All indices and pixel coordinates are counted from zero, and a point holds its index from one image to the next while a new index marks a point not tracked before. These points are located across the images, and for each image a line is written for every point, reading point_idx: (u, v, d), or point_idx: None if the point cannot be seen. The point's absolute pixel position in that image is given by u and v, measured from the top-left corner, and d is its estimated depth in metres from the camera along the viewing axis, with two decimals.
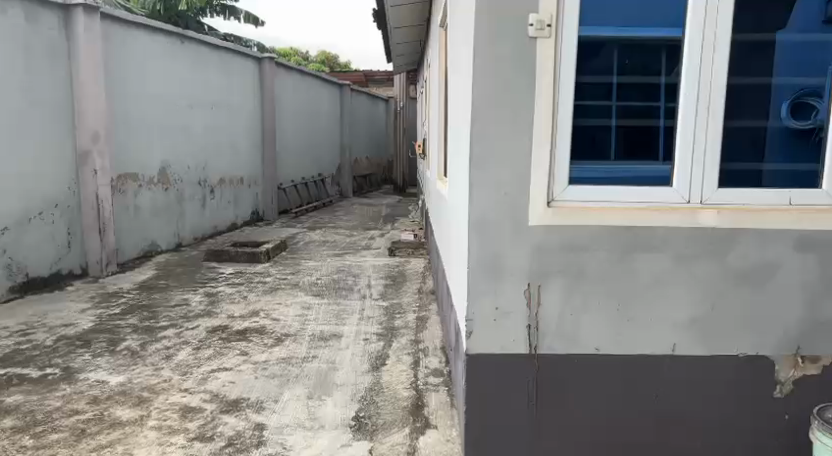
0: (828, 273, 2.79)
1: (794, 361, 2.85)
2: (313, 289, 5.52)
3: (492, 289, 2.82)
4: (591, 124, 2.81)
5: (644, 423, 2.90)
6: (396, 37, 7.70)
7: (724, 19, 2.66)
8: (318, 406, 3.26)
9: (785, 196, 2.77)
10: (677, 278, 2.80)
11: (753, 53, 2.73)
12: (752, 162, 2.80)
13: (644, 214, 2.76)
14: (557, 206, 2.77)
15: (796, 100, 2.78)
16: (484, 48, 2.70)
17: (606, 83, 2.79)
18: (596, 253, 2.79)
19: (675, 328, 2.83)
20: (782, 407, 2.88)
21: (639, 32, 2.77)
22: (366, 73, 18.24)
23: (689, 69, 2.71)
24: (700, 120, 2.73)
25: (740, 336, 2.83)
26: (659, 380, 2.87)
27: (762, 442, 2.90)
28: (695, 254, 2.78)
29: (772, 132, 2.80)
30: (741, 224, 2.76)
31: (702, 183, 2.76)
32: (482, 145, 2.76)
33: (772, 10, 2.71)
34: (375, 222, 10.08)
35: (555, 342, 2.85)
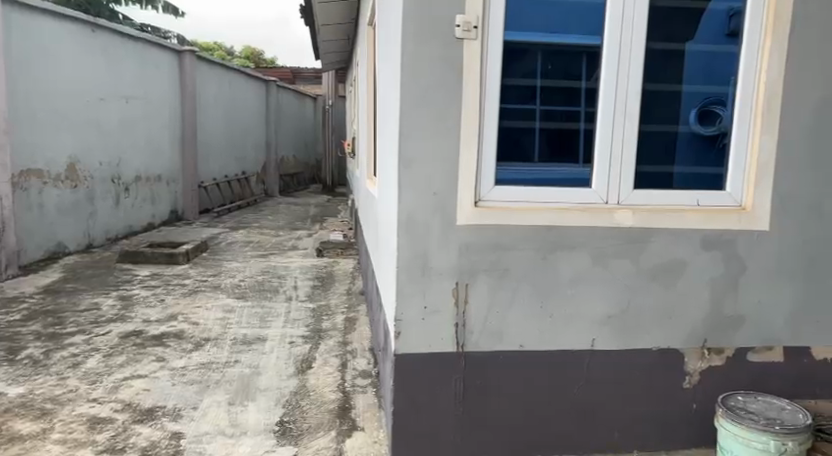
0: (731, 268, 2.91)
1: (700, 352, 2.97)
2: (235, 291, 5.43)
3: (418, 289, 2.80)
4: (515, 127, 2.84)
5: (566, 417, 2.94)
6: (324, 35, 7.66)
7: (639, 28, 2.76)
8: (239, 412, 3.20)
9: (693, 198, 2.89)
10: (595, 276, 2.86)
11: (665, 61, 2.84)
12: (663, 165, 2.90)
13: (565, 214, 2.82)
14: (482, 207, 2.79)
15: (703, 108, 2.93)
16: (410, 46, 2.67)
17: (530, 87, 2.83)
18: (521, 253, 2.82)
19: (592, 324, 2.90)
20: (690, 397, 2.99)
21: (568, 39, 2.82)
22: (293, 70, 18.12)
23: (608, 74, 2.78)
24: (617, 123, 2.80)
25: (655, 331, 2.93)
26: (579, 374, 2.93)
27: (675, 433, 3.01)
28: (613, 252, 2.86)
29: (682, 138, 2.93)
30: (656, 224, 2.86)
31: (617, 184, 2.85)
32: (411, 144, 2.72)
33: (681, 19, 2.83)
34: (305, 222, 10.03)
35: (481, 340, 2.85)
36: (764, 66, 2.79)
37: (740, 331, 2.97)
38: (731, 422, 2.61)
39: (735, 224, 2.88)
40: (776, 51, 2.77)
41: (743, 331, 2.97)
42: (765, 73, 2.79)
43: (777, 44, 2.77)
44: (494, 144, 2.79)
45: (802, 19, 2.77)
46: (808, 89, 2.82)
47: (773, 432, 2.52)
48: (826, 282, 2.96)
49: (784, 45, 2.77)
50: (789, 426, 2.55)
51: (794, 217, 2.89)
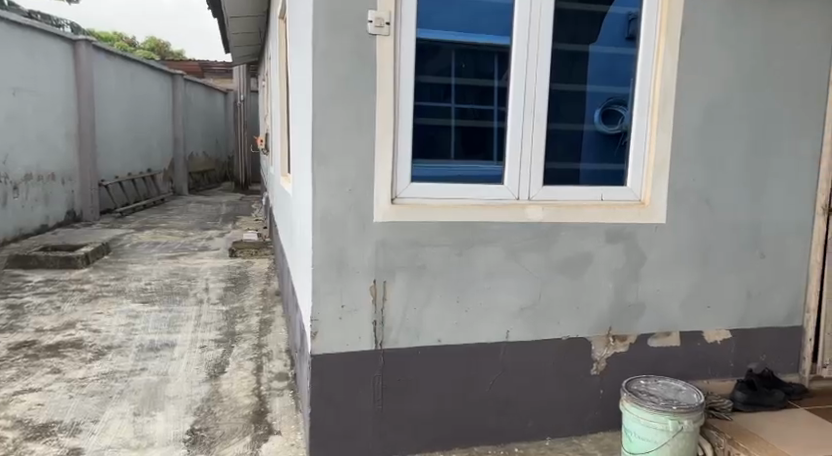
0: (634, 259, 3.04)
1: (606, 339, 3.08)
2: (141, 295, 5.19)
3: (334, 287, 2.75)
4: (428, 124, 2.84)
5: (483, 409, 2.98)
6: (234, 27, 7.44)
7: (545, 28, 2.83)
8: (146, 423, 3.07)
9: (597, 193, 3.00)
10: (508, 270, 2.92)
11: (570, 62, 2.93)
12: (569, 163, 2.99)
13: (478, 211, 2.85)
14: (398, 205, 2.79)
15: (606, 108, 3.03)
16: (322, 42, 2.62)
17: (442, 85, 2.84)
18: (436, 249, 2.84)
19: (505, 318, 2.95)
20: (597, 383, 3.11)
21: (476, 38, 2.85)
22: (201, 64, 17.51)
23: (518, 73, 2.84)
24: (527, 121, 2.87)
25: (564, 322, 3.02)
26: (495, 366, 2.97)
27: (586, 419, 3.12)
28: (525, 247, 2.92)
29: (587, 137, 3.02)
30: (564, 218, 2.94)
31: (527, 180, 2.92)
32: (324, 141, 2.68)
33: (584, 21, 2.92)
34: (218, 221, 9.73)
35: (399, 336, 2.85)
36: (660, 67, 2.93)
37: (642, 318, 3.11)
38: (634, 405, 2.73)
39: (636, 217, 3.01)
40: (669, 53, 2.92)
41: (646, 319, 3.11)
42: (661, 74, 2.94)
43: (671, 46, 2.92)
44: (409, 141, 2.79)
45: (693, 23, 2.94)
46: (699, 88, 2.99)
47: (671, 411, 2.66)
48: (717, 270, 3.15)
49: (677, 47, 2.93)
50: (685, 406, 2.69)
51: (688, 210, 3.06)
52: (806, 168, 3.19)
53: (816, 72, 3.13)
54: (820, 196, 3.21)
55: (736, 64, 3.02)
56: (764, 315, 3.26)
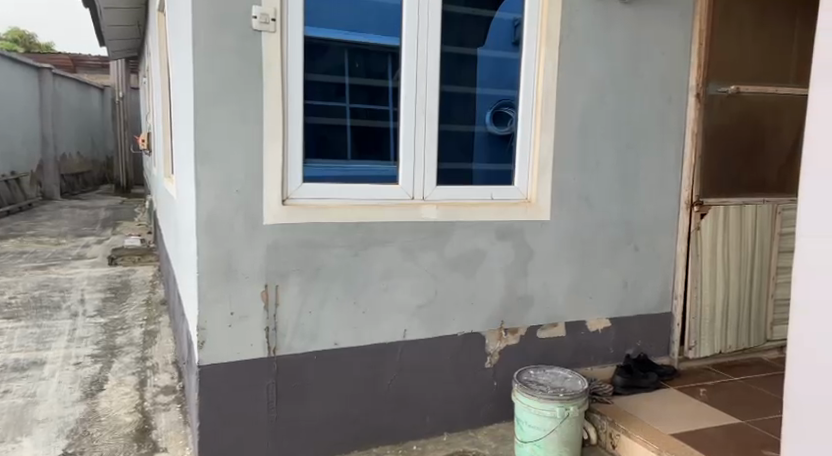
0: (523, 255, 3.14)
1: (498, 333, 3.16)
2: (5, 310, 4.75)
3: (222, 294, 2.64)
4: (320, 123, 2.79)
5: (380, 410, 2.96)
6: (108, 19, 7.00)
7: (433, 31, 2.85)
8: (10, 451, 2.81)
9: (488, 192, 3.06)
10: (403, 270, 2.92)
11: (458, 64, 2.97)
12: (461, 162, 3.04)
13: (373, 211, 2.83)
14: (290, 206, 2.71)
15: (496, 110, 3.10)
16: (203, 37, 2.49)
17: (332, 84, 2.79)
18: (331, 250, 2.78)
19: (402, 317, 2.95)
20: (491, 376, 3.17)
21: (365, 39, 2.83)
22: (73, 58, 16.36)
23: (408, 74, 2.85)
24: (418, 121, 2.88)
25: (459, 319, 3.06)
26: (393, 366, 2.96)
27: (482, 412, 3.17)
28: (419, 245, 2.93)
29: (478, 138, 3.07)
30: (457, 216, 2.98)
31: (421, 179, 2.93)
32: (207, 142, 2.55)
33: (470, 25, 2.98)
34: (95, 228, 9.11)
35: (293, 341, 2.77)
36: (541, 71, 3.04)
37: (531, 311, 3.21)
38: (525, 395, 2.82)
39: (524, 215, 3.10)
40: (549, 59, 3.04)
41: (533, 311, 3.21)
42: (543, 78, 3.04)
43: (550, 53, 3.03)
44: (299, 141, 2.72)
45: (569, 32, 3.06)
46: (576, 93, 3.12)
47: (558, 399, 2.76)
48: (596, 263, 3.31)
49: (556, 54, 3.05)
50: (571, 392, 2.81)
51: (570, 207, 3.20)
52: (670, 167, 3.42)
53: (678, 78, 3.36)
54: (685, 193, 3.43)
55: (608, 70, 3.19)
56: (637, 303, 3.46)
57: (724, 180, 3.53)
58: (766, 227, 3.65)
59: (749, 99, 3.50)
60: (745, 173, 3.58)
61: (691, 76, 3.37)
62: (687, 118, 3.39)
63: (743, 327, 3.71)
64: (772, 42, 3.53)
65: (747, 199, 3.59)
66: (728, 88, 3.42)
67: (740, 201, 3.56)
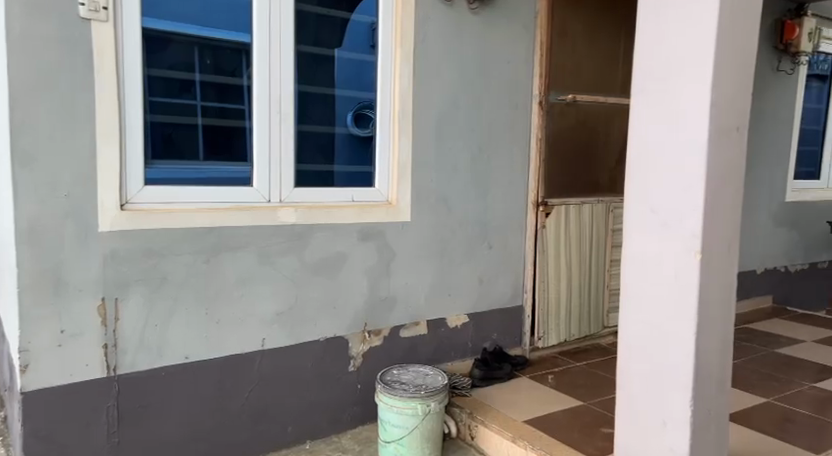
0: (385, 257, 3.12)
1: (362, 335, 3.11)
2: None
3: (50, 310, 2.37)
4: (165, 121, 2.59)
5: (238, 424, 2.80)
6: None
7: (286, 29, 2.76)
8: None
9: (349, 194, 3.02)
10: (260, 275, 2.79)
11: (314, 64, 2.89)
12: (319, 163, 2.96)
13: (226, 214, 2.68)
14: (130, 211, 2.49)
15: (358, 111, 3.05)
16: (19, 24, 2.23)
17: (177, 80, 2.60)
18: (179, 258, 2.60)
19: (260, 325, 2.82)
20: (354, 378, 3.11)
21: (215, 34, 2.66)
22: None
23: (261, 73, 2.73)
24: (272, 122, 2.78)
25: (320, 323, 2.97)
26: (251, 377, 2.82)
27: (345, 417, 3.10)
28: (275, 249, 2.81)
29: (338, 139, 3.00)
30: (315, 219, 2.89)
31: (277, 182, 2.82)
32: (27, 141, 2.29)
33: (325, 25, 2.91)
34: None
35: (136, 358, 2.55)
36: (398, 74, 3.04)
37: (393, 312, 3.19)
38: (387, 395, 2.79)
39: (385, 217, 3.09)
40: (405, 62, 3.04)
41: (395, 311, 3.20)
42: (399, 80, 3.04)
43: (406, 58, 3.04)
44: (140, 141, 2.51)
45: (423, 37, 3.09)
46: (431, 97, 3.16)
47: (419, 396, 2.77)
48: (454, 262, 3.37)
49: (411, 57, 3.06)
50: (432, 389, 2.83)
51: (428, 208, 3.22)
52: (519, 168, 3.55)
53: (525, 84, 3.50)
54: (531, 193, 3.59)
55: (461, 75, 3.26)
56: (493, 300, 3.57)
57: (563, 180, 3.75)
58: (602, 224, 3.93)
59: (584, 108, 3.75)
60: (583, 175, 3.83)
61: (536, 83, 3.52)
62: (532, 124, 3.55)
63: (586, 318, 3.95)
64: (603, 54, 3.80)
65: (586, 198, 3.83)
66: (565, 97, 3.64)
67: (580, 200, 3.79)
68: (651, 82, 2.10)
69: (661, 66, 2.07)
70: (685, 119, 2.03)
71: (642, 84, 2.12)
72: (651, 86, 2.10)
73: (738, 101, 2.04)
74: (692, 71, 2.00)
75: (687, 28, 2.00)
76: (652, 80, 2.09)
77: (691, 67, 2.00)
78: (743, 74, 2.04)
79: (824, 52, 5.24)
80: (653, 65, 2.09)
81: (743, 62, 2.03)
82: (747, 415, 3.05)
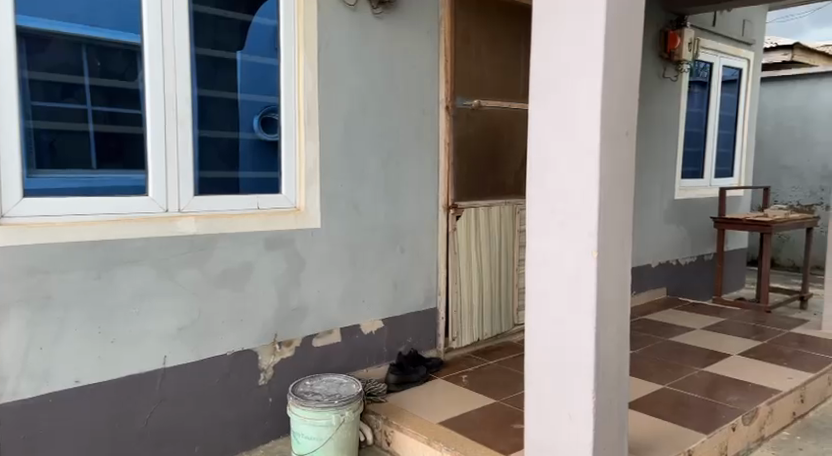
0: (294, 265, 3.04)
1: (273, 347, 3.01)
2: None
3: None
4: (47, 127, 2.44)
5: (139, 448, 2.65)
6: None
7: (179, 30, 2.65)
8: None
9: (254, 201, 2.91)
10: (159, 290, 2.65)
11: (213, 68, 2.79)
12: (222, 170, 2.84)
13: (118, 226, 2.53)
14: (6, 225, 2.31)
15: (263, 116, 2.95)
16: None
17: (59, 83, 2.45)
18: (67, 274, 2.43)
19: (160, 342, 2.68)
20: (265, 392, 3.01)
21: (94, 32, 2.49)
22: None
23: (153, 77, 2.60)
24: (167, 128, 2.65)
25: (227, 336, 2.86)
26: (151, 397, 2.67)
27: (255, 432, 2.99)
28: (174, 262, 2.68)
29: (243, 145, 2.90)
30: (218, 229, 2.78)
31: (175, 190, 2.68)
32: None
33: (222, 26, 2.80)
34: None
35: (20, 384, 2.38)
36: (301, 78, 2.97)
37: (304, 321, 3.11)
38: (300, 407, 2.72)
39: (292, 224, 3.01)
40: (308, 66, 2.98)
41: (306, 320, 3.12)
42: (303, 86, 2.98)
43: (309, 61, 2.98)
44: (17, 149, 2.35)
45: (326, 40, 3.04)
46: (337, 101, 3.11)
47: (333, 405, 2.72)
48: (366, 268, 3.33)
49: (314, 62, 3.00)
50: (346, 398, 2.78)
51: (337, 214, 3.17)
52: (428, 170, 3.55)
53: (431, 88, 3.51)
54: (441, 197, 3.61)
55: (367, 79, 3.22)
56: (407, 304, 3.54)
57: (471, 183, 3.78)
58: (509, 225, 4.01)
59: (490, 113, 3.82)
60: (490, 178, 3.90)
61: (442, 88, 3.54)
62: (439, 128, 3.57)
63: (497, 318, 4.02)
64: (503, 61, 3.88)
65: (493, 201, 3.90)
66: (471, 102, 3.70)
67: (488, 202, 3.86)
68: (547, 84, 2.23)
69: (554, 71, 2.21)
70: (578, 123, 2.16)
71: (539, 85, 2.25)
72: (547, 88, 2.24)
73: (625, 102, 2.19)
74: (582, 76, 2.14)
75: (575, 33, 2.15)
76: (548, 82, 2.23)
77: (581, 69, 2.14)
78: (629, 77, 2.19)
79: (703, 60, 5.59)
80: (548, 68, 2.23)
81: (628, 66, 2.19)
82: (646, 401, 3.19)
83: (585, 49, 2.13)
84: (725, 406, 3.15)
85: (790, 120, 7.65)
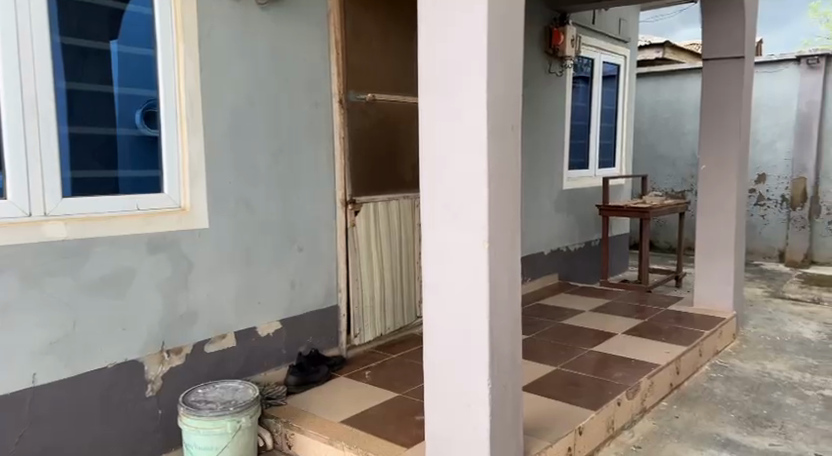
0: (180, 268, 2.91)
1: (160, 357, 2.87)
2: None
3: None
4: None
5: None
6: None
7: (38, 19, 2.47)
8: None
9: (133, 202, 2.75)
10: (25, 302, 2.46)
11: (80, 60, 2.62)
12: (95, 169, 2.68)
13: None
14: None
15: (148, 109, 2.82)
16: None
17: None
18: None
19: (29, 357, 2.48)
20: (154, 403, 2.86)
21: None
22: None
23: (8, 70, 2.41)
24: (29, 126, 2.47)
25: (107, 346, 2.70)
26: (22, 417, 2.47)
27: (143, 446, 2.84)
28: (43, 270, 2.49)
29: (120, 141, 2.75)
30: (92, 233, 2.61)
31: (40, 192, 2.50)
32: None
33: (91, 15, 2.64)
34: None
35: None
36: (182, 74, 2.85)
37: (194, 326, 2.98)
38: (192, 417, 2.60)
39: (175, 225, 2.87)
40: (189, 61, 2.86)
41: (197, 325, 2.99)
42: (184, 81, 2.85)
43: (190, 55, 2.86)
44: None
45: (208, 33, 2.92)
46: (223, 97, 3.00)
47: (228, 413, 2.63)
48: (261, 268, 3.24)
49: (195, 57, 2.88)
50: (241, 403, 2.70)
51: (225, 214, 3.06)
52: (324, 166, 3.50)
53: (323, 82, 3.46)
54: (339, 192, 3.58)
55: (254, 74, 3.13)
56: (306, 303, 3.47)
57: (369, 178, 3.77)
58: (407, 219, 4.04)
59: (384, 107, 3.82)
60: (388, 172, 3.90)
61: (334, 82, 3.50)
62: (334, 122, 3.52)
63: (399, 311, 4.03)
64: (394, 56, 3.89)
65: (391, 195, 3.91)
66: (365, 96, 3.68)
67: (386, 197, 3.86)
68: (433, 80, 2.26)
69: (441, 66, 2.24)
70: (465, 118, 2.20)
71: (427, 79, 2.27)
72: (434, 82, 2.26)
73: (509, 97, 2.24)
74: (466, 72, 2.18)
75: (457, 27, 2.18)
76: (435, 76, 2.25)
77: (466, 65, 2.18)
78: (512, 73, 2.25)
79: (586, 56, 5.87)
80: (435, 62, 2.25)
81: (510, 61, 2.24)
82: (539, 384, 3.30)
83: (469, 45, 2.16)
84: (612, 383, 3.31)
85: (663, 113, 8.18)
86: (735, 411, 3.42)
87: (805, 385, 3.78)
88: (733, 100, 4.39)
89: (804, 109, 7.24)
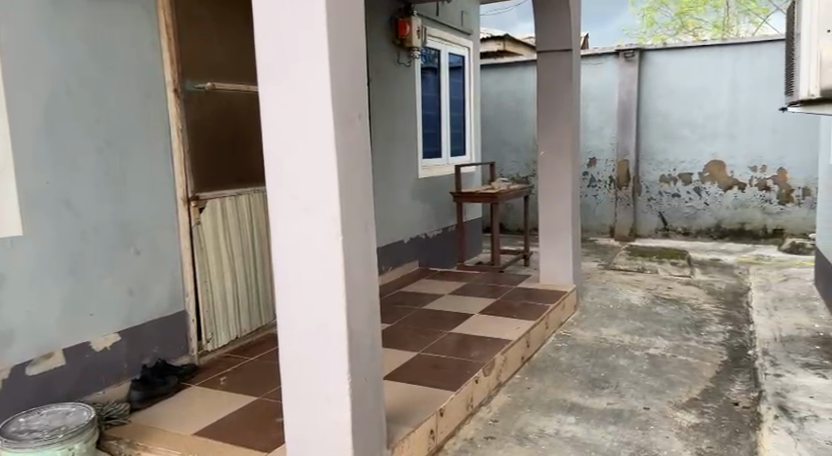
0: None
1: None
2: None
3: None
4: None
5: None
6: None
7: None
8: None
9: None
10: None
11: None
12: None
13: None
14: None
15: None
16: None
17: None
18: None
19: None
20: None
21: None
22: None
23: None
24: None
25: None
26: None
27: None
28: None
29: None
30: None
31: None
32: None
33: None
34: None
35: None
36: None
37: (12, 346, 2.64)
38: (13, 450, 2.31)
39: None
40: None
41: (16, 344, 2.65)
42: None
43: None
44: None
45: (8, 15, 2.59)
46: (32, 87, 2.67)
47: (57, 441, 2.35)
48: (91, 275, 2.93)
49: None
50: (73, 429, 2.42)
51: (44, 217, 2.74)
52: (161, 162, 3.24)
53: (154, 70, 3.19)
54: (179, 190, 3.33)
55: (71, 61, 2.82)
56: (147, 309, 3.20)
57: (214, 172, 3.55)
58: (258, 214, 3.86)
59: (225, 99, 3.61)
60: (235, 166, 3.71)
61: (168, 71, 3.24)
62: (169, 114, 3.26)
63: (254, 310, 3.85)
64: (234, 44, 3.69)
65: (239, 190, 3.73)
66: (204, 85, 3.44)
67: (233, 192, 3.67)
68: (274, 67, 2.14)
69: (280, 54, 2.12)
70: (309, 109, 2.11)
71: (266, 68, 2.14)
72: (274, 70, 2.14)
73: (353, 84, 2.18)
74: (307, 61, 2.08)
75: (296, 13, 2.07)
76: (275, 65, 2.13)
77: (307, 54, 2.08)
78: (355, 61, 2.19)
79: (431, 48, 5.95)
80: (273, 50, 2.13)
81: (353, 49, 2.18)
82: (401, 371, 3.29)
83: (309, 32, 2.06)
84: (470, 362, 3.38)
85: (507, 102, 8.54)
86: (578, 377, 3.64)
87: (635, 346, 4.11)
88: (564, 89, 4.64)
89: (625, 98, 7.88)
